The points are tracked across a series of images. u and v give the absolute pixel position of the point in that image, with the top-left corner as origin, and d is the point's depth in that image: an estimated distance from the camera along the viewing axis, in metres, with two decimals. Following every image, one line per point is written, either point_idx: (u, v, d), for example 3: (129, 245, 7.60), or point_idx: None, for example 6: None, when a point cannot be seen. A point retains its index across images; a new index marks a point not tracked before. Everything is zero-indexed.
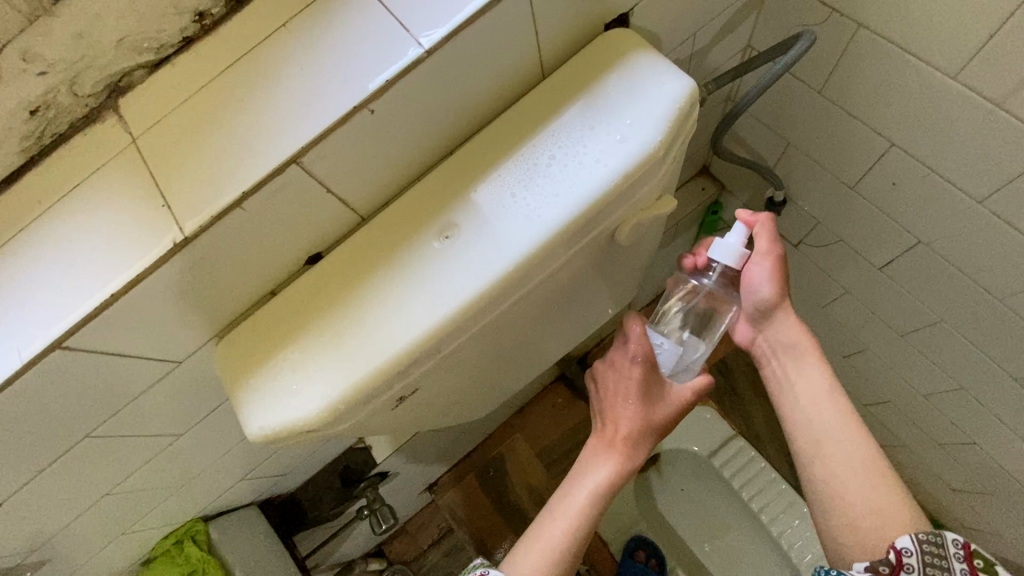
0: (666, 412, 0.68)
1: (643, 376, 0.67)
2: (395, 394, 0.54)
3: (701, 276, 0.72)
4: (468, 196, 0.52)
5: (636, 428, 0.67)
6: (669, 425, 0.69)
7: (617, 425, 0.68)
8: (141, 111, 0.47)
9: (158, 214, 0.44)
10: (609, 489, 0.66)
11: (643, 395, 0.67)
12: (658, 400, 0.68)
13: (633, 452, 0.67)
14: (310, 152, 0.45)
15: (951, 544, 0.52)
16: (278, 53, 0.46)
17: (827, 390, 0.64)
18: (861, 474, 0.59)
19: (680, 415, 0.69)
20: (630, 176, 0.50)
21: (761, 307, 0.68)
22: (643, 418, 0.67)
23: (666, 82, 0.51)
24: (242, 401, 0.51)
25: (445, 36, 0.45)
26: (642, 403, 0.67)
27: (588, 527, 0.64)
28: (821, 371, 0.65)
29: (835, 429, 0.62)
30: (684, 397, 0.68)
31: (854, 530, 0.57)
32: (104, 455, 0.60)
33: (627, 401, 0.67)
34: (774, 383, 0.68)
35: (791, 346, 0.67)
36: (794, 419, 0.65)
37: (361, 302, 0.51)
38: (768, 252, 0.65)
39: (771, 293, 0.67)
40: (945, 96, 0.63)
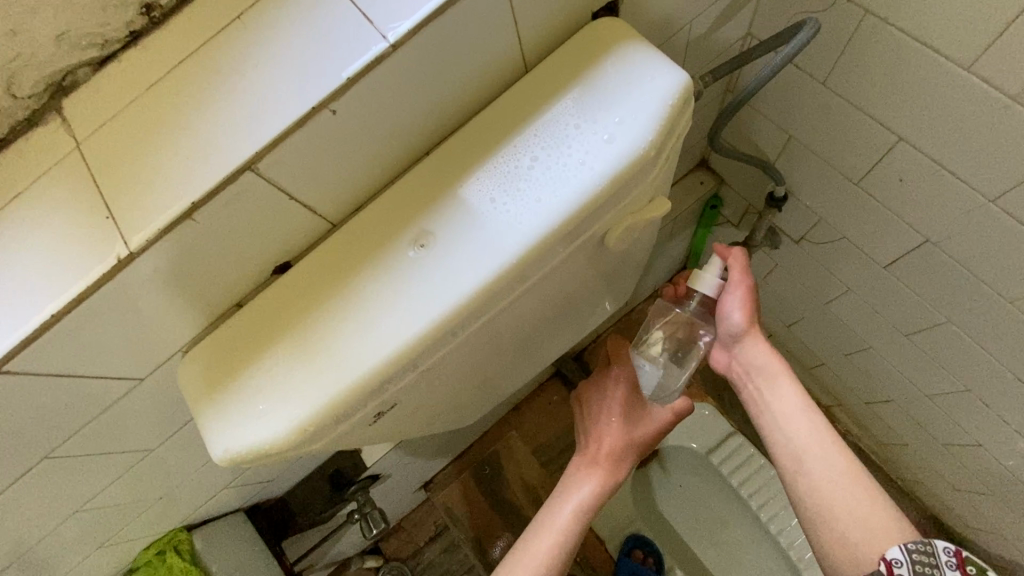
0: (647, 432, 0.72)
1: (625, 395, 0.74)
2: (372, 410, 0.51)
3: (683, 304, 0.73)
4: (445, 201, 0.48)
5: (618, 443, 0.71)
6: (650, 448, 0.73)
7: (601, 440, 0.72)
8: (86, 112, 0.43)
9: (101, 227, 0.40)
10: (590, 505, 0.68)
11: (625, 412, 0.73)
12: (640, 419, 0.73)
13: (616, 469, 0.71)
14: (266, 157, 0.41)
15: (943, 552, 0.48)
16: (231, 48, 0.42)
17: (801, 408, 0.62)
18: (845, 488, 0.56)
19: (662, 437, 0.73)
20: (618, 179, 0.46)
21: (731, 333, 0.67)
22: (624, 434, 0.72)
23: (657, 77, 0.47)
24: (205, 423, 0.48)
25: (412, 29, 0.41)
26: (624, 420, 0.73)
27: (570, 543, 0.65)
28: (795, 390, 0.63)
29: (813, 446, 0.60)
30: (665, 419, 0.72)
31: (847, 546, 0.54)
32: (68, 473, 0.57)
33: (609, 417, 0.73)
34: (751, 405, 0.66)
35: (761, 368, 0.65)
36: (773, 439, 0.63)
37: (330, 318, 0.48)
38: (740, 281, 0.65)
39: (742, 320, 0.65)
40: (958, 88, 0.59)
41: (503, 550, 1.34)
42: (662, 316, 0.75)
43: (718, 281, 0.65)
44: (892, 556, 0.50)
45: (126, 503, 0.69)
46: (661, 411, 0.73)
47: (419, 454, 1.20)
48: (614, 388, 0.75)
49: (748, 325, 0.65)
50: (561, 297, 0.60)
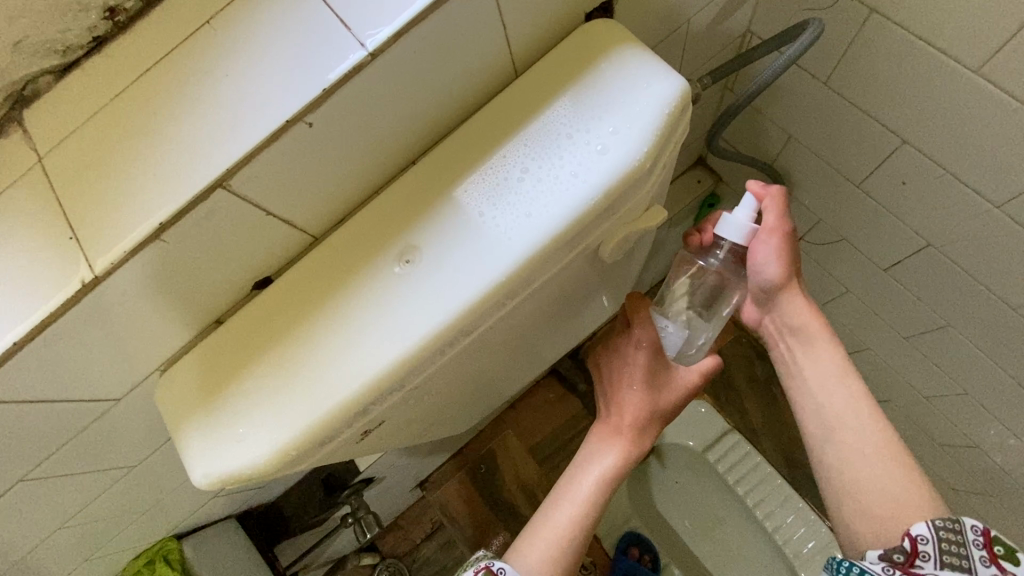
0: (674, 395, 0.64)
1: (649, 362, 0.63)
2: (358, 430, 0.49)
3: (708, 255, 0.68)
4: (430, 216, 0.46)
5: (642, 413, 0.63)
6: (675, 410, 0.65)
7: (623, 411, 0.64)
8: (49, 124, 0.41)
9: (63, 250, 0.38)
10: (615, 477, 0.62)
11: (648, 379, 0.63)
12: (665, 384, 0.64)
13: (640, 439, 0.64)
14: (239, 174, 0.39)
15: (971, 531, 0.44)
16: (199, 55, 0.40)
17: (839, 375, 0.59)
18: (876, 459, 0.53)
19: (688, 399, 0.65)
20: (611, 192, 0.44)
21: (766, 288, 0.64)
22: (648, 402, 0.63)
23: (653, 84, 0.45)
24: (183, 447, 0.47)
25: (392, 37, 0.38)
26: (647, 385, 0.63)
27: (596, 515, 0.61)
28: (833, 355, 0.60)
29: (846, 415, 0.56)
30: (692, 380, 0.64)
31: (867, 517, 0.51)
32: (43, 493, 0.55)
33: (631, 385, 0.64)
34: (786, 367, 0.64)
35: (798, 330, 0.63)
36: (803, 404, 0.60)
37: (313, 335, 0.46)
38: (776, 229, 0.60)
39: (776, 269, 0.62)
40: (965, 91, 0.57)
41: (499, 546, 1.33)
42: (688, 267, 0.69)
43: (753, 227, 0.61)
44: (916, 532, 0.46)
45: (109, 518, 0.67)
46: (688, 374, 0.64)
47: (415, 455, 1.19)
48: (634, 353, 0.64)
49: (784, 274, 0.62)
50: (555, 308, 0.58)
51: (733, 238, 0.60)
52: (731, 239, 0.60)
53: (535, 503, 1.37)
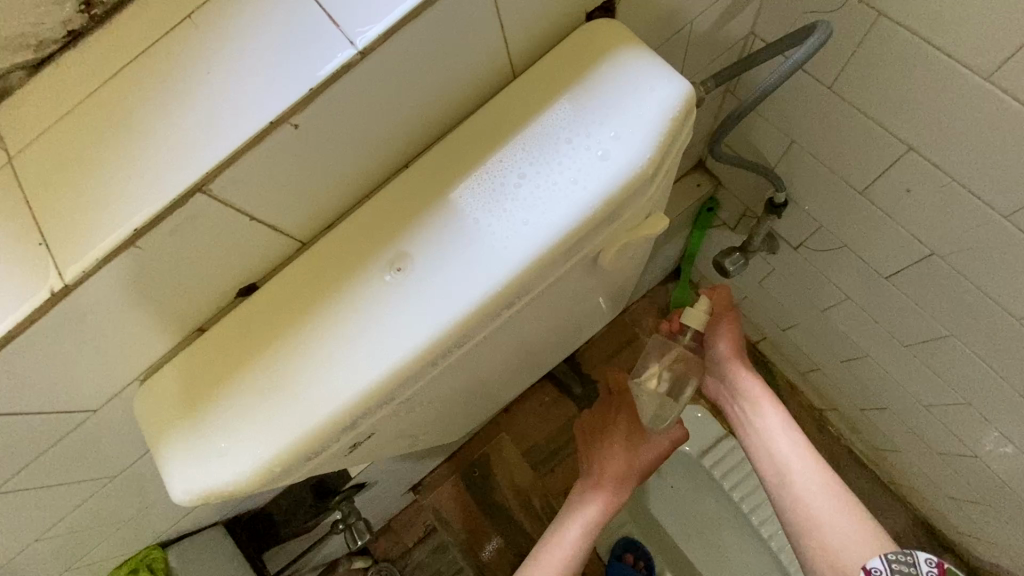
0: (647, 457, 0.74)
1: (628, 422, 0.76)
2: (347, 442, 0.47)
3: (676, 338, 0.74)
4: (424, 221, 0.44)
5: (621, 465, 0.73)
6: (650, 470, 0.75)
7: (605, 463, 0.73)
8: (19, 123, 0.38)
9: (33, 256, 0.36)
10: (593, 525, 0.70)
11: (627, 437, 0.75)
12: (640, 445, 0.74)
13: (618, 491, 0.72)
14: (219, 178, 0.37)
15: (924, 562, 0.52)
16: (179, 52, 0.38)
17: (783, 427, 0.69)
18: (823, 498, 0.63)
19: (661, 461, 0.75)
20: (612, 200, 0.42)
21: (719, 362, 0.72)
22: (626, 457, 0.73)
23: (657, 87, 0.43)
24: (162, 463, 0.45)
25: (382, 35, 0.36)
26: (626, 444, 0.74)
27: (577, 562, 0.67)
28: (777, 412, 0.70)
29: (795, 461, 0.66)
30: (664, 445, 0.75)
31: (825, 552, 0.59)
32: (18, 506, 0.53)
33: (612, 442, 0.75)
34: (741, 425, 0.73)
35: (745, 392, 0.71)
36: (760, 455, 0.69)
37: (297, 349, 0.44)
38: (726, 316, 0.70)
39: (726, 347, 0.71)
40: (973, 97, 0.55)
41: (493, 551, 1.33)
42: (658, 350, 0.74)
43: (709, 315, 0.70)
44: (873, 565, 0.55)
45: (89, 529, 0.65)
46: (660, 439, 0.75)
47: (408, 460, 1.17)
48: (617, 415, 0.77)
49: (735, 349, 0.71)
50: (553, 318, 0.57)
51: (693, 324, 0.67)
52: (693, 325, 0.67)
53: (529, 508, 1.35)
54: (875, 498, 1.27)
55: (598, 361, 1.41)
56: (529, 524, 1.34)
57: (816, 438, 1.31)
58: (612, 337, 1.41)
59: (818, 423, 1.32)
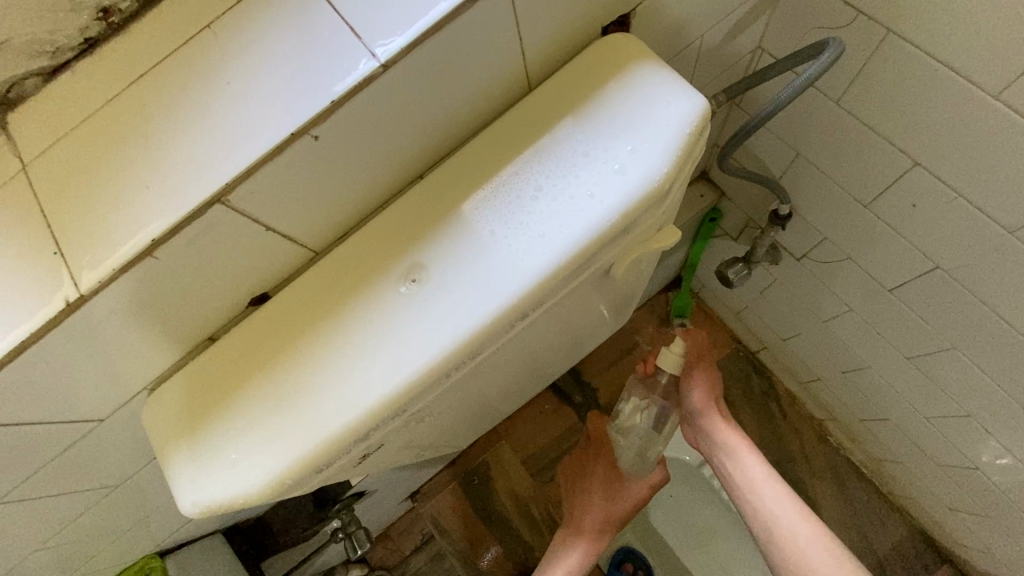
0: (626, 505, 0.80)
1: (604, 473, 0.81)
2: (357, 454, 0.46)
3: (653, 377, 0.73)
4: (439, 232, 0.44)
5: (600, 516, 0.80)
6: (629, 515, 0.81)
7: (585, 513, 0.81)
8: (33, 130, 0.38)
9: (47, 264, 0.35)
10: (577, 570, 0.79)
11: (605, 488, 0.80)
12: (618, 494, 0.80)
13: (599, 537, 0.80)
14: (238, 188, 0.37)
15: None
16: (198, 62, 0.38)
17: (764, 475, 0.72)
18: (813, 545, 0.67)
19: (640, 505, 0.81)
20: (629, 214, 0.42)
21: (696, 411, 0.72)
22: (605, 507, 0.80)
23: (673, 102, 0.43)
24: (171, 475, 0.44)
25: (405, 48, 0.36)
26: (603, 495, 0.80)
27: None
28: (756, 459, 0.73)
29: (780, 510, 0.70)
30: (642, 492, 0.80)
31: None
32: (18, 516, 0.52)
33: (591, 492, 0.81)
34: (723, 475, 0.75)
35: (725, 444, 0.73)
36: (746, 506, 0.72)
37: (309, 361, 0.44)
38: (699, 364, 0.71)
39: (703, 393, 0.71)
40: (980, 114, 0.56)
41: (492, 560, 1.33)
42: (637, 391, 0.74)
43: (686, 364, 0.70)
44: None
45: (88, 539, 0.64)
46: (638, 487, 0.80)
47: (408, 467, 1.16)
48: (596, 465, 0.83)
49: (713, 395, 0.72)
50: (561, 329, 0.57)
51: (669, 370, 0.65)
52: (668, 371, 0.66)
53: (528, 517, 1.35)
54: (873, 509, 1.27)
55: (598, 370, 1.41)
56: (527, 533, 1.34)
57: (816, 448, 1.31)
58: (613, 346, 1.41)
59: (817, 433, 1.32)
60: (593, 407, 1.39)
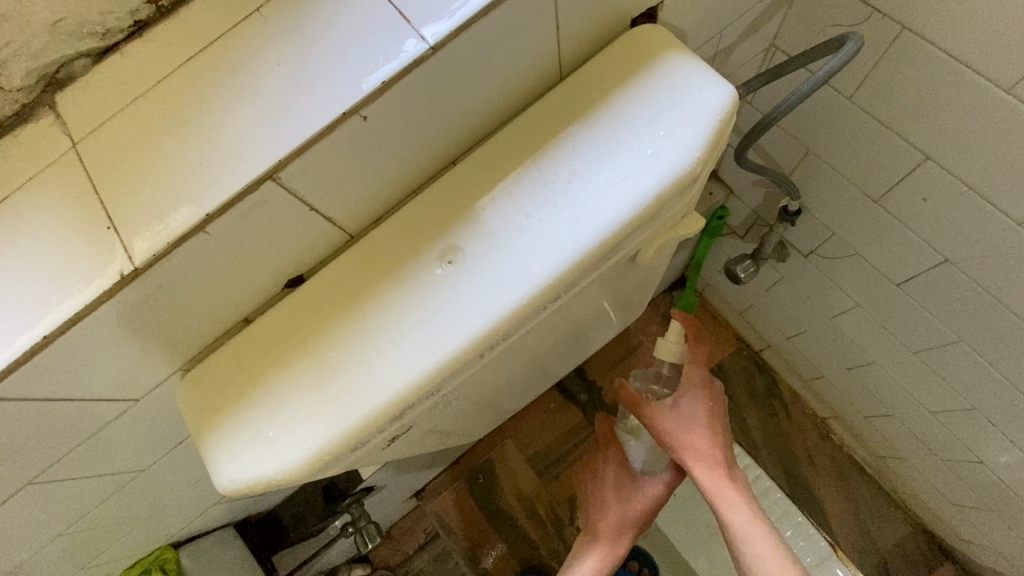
0: (642, 503, 0.73)
1: (616, 472, 0.77)
2: (389, 435, 0.47)
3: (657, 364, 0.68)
4: (474, 215, 0.45)
5: (614, 517, 0.73)
6: (648, 518, 0.74)
7: (600, 517, 0.74)
8: (83, 109, 0.39)
9: (101, 238, 0.36)
10: None
11: (618, 488, 0.75)
12: (633, 493, 0.74)
13: (616, 542, 0.73)
14: (289, 167, 0.38)
15: None
16: (247, 45, 0.39)
17: (752, 523, 0.62)
18: None
19: (659, 507, 0.74)
20: (661, 197, 0.44)
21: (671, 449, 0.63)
22: (619, 507, 0.74)
23: (703, 90, 0.45)
24: (207, 453, 0.45)
25: (452, 31, 0.38)
26: (616, 495, 0.75)
27: None
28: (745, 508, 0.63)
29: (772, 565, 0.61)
30: (658, 491, 0.73)
31: None
32: (45, 499, 0.52)
33: (604, 494, 0.76)
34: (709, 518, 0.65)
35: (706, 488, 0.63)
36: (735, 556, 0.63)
37: (345, 341, 0.44)
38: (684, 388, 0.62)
39: (676, 424, 0.63)
40: (991, 109, 0.58)
41: (496, 559, 1.33)
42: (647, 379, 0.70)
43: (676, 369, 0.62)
44: None
45: (107, 526, 0.64)
46: (652, 485, 0.73)
47: (416, 463, 1.16)
48: (605, 467, 0.78)
49: (675, 438, 0.63)
50: (583, 316, 0.58)
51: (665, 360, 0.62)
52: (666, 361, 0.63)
53: (533, 515, 1.35)
54: (875, 506, 1.28)
55: (604, 368, 1.42)
56: (532, 531, 1.34)
57: (818, 445, 1.33)
58: (618, 344, 1.42)
59: (819, 431, 1.34)
60: (597, 405, 1.40)
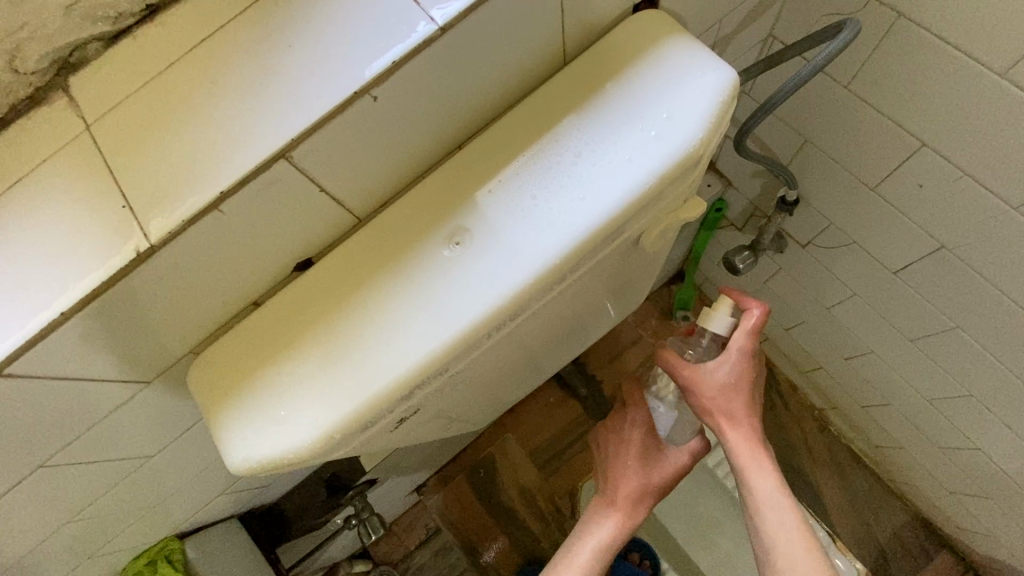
0: (665, 472, 0.70)
1: (642, 437, 0.71)
2: (397, 415, 0.48)
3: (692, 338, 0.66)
4: (483, 197, 0.46)
5: (637, 485, 0.69)
6: (668, 486, 0.70)
7: (620, 483, 0.69)
8: (96, 93, 0.39)
9: (118, 216, 0.37)
10: (607, 547, 0.67)
11: (642, 454, 0.70)
12: (656, 460, 0.70)
13: (634, 510, 0.69)
14: (301, 147, 0.38)
15: None
16: (258, 28, 0.40)
17: (776, 497, 0.59)
18: None
19: (680, 477, 0.70)
20: (664, 177, 0.44)
21: (701, 406, 0.61)
22: (642, 475, 0.69)
23: (706, 73, 0.46)
24: (220, 432, 0.45)
25: (461, 12, 0.38)
26: (640, 461, 0.70)
27: None
28: (770, 480, 0.59)
29: (791, 542, 0.56)
30: (682, 460, 0.70)
31: None
32: (56, 483, 0.53)
33: (627, 458, 0.70)
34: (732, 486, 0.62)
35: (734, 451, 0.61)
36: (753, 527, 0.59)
37: (356, 322, 0.45)
38: (732, 352, 0.59)
39: (714, 386, 0.60)
40: (987, 95, 0.59)
41: (497, 553, 1.33)
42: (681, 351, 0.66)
43: (726, 330, 0.60)
44: None
45: (115, 513, 0.64)
46: (678, 454, 0.70)
47: (418, 456, 1.16)
48: (631, 430, 0.72)
49: (711, 401, 0.60)
50: (587, 299, 0.59)
51: (717, 327, 0.60)
52: (718, 328, 0.60)
53: (534, 508, 1.35)
54: (874, 496, 1.29)
55: (604, 361, 1.43)
56: (533, 524, 1.34)
57: (816, 437, 1.34)
58: (618, 338, 1.43)
59: (818, 422, 1.35)
60: (598, 399, 1.41)
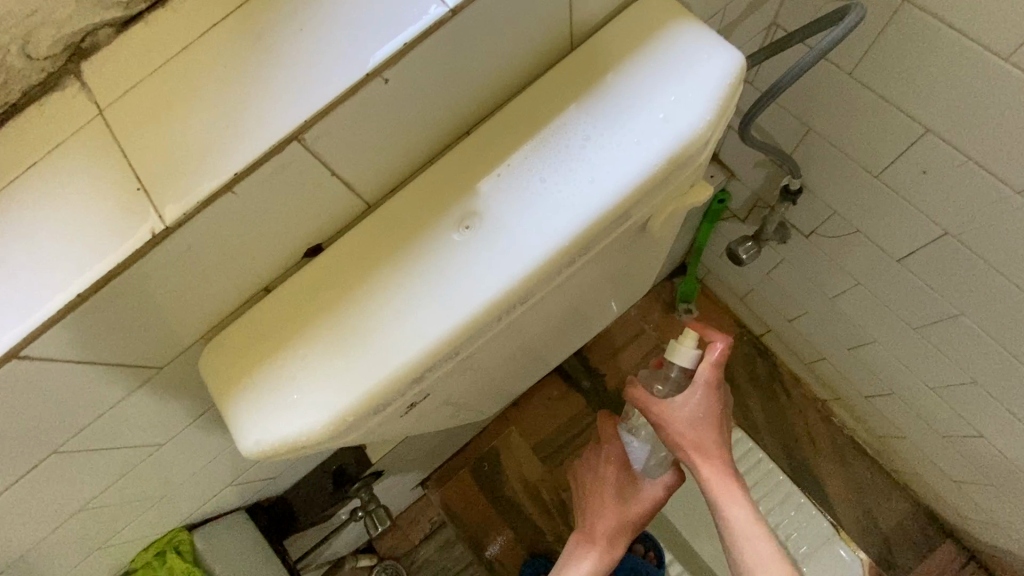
0: (641, 506, 0.72)
1: (617, 473, 0.74)
2: (409, 399, 0.48)
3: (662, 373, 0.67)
4: (491, 181, 0.46)
5: (614, 521, 0.71)
6: (644, 521, 0.73)
7: (597, 519, 0.72)
8: (108, 77, 0.40)
9: (132, 198, 0.37)
10: None
11: (618, 490, 0.73)
12: (632, 495, 0.73)
13: (612, 546, 0.71)
14: (313, 129, 0.38)
15: None
16: (269, 13, 0.40)
17: (752, 525, 0.62)
18: None
19: (655, 511, 0.73)
20: (673, 159, 0.45)
21: (675, 442, 0.63)
22: (619, 511, 0.72)
23: (712, 57, 0.46)
24: (233, 417, 0.46)
25: None
26: (616, 497, 0.73)
27: None
28: (746, 509, 0.62)
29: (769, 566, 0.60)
30: (658, 494, 0.73)
31: None
32: (68, 470, 0.53)
33: (603, 494, 0.73)
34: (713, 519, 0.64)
35: (710, 484, 0.63)
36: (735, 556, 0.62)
37: (366, 307, 0.45)
38: (697, 384, 0.62)
39: (684, 418, 0.62)
40: (990, 78, 0.59)
41: (501, 546, 1.34)
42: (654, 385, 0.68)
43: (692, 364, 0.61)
44: None
45: (126, 502, 0.65)
46: (654, 487, 0.73)
47: (423, 449, 1.17)
48: (606, 467, 0.75)
49: (682, 434, 0.62)
50: (594, 286, 0.59)
51: (682, 363, 0.61)
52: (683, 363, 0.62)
53: (539, 501, 1.36)
54: (877, 486, 1.30)
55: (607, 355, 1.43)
56: (538, 517, 1.35)
57: (820, 427, 1.34)
58: (621, 332, 1.44)
59: (821, 413, 1.35)
60: (601, 391, 1.41)
